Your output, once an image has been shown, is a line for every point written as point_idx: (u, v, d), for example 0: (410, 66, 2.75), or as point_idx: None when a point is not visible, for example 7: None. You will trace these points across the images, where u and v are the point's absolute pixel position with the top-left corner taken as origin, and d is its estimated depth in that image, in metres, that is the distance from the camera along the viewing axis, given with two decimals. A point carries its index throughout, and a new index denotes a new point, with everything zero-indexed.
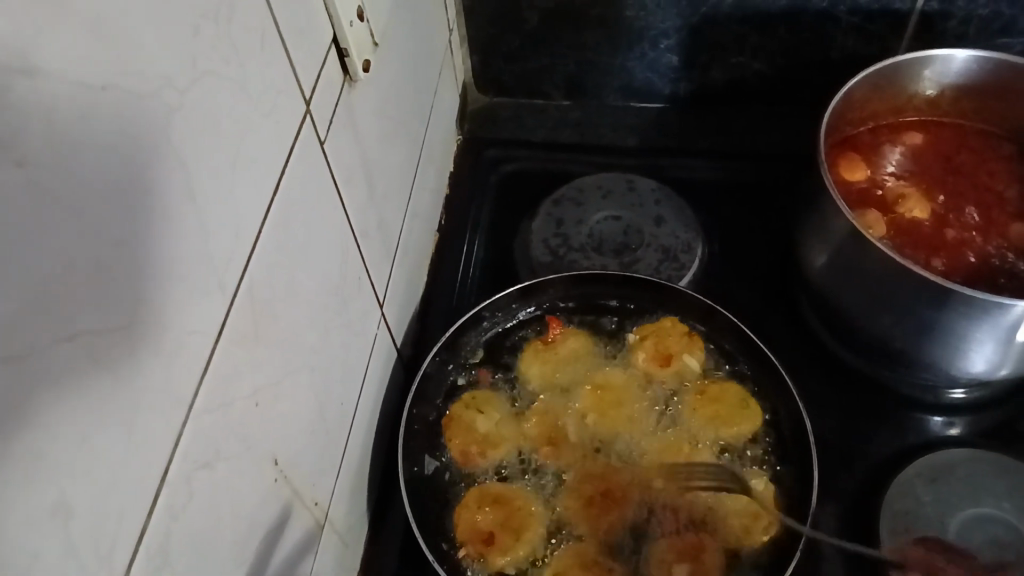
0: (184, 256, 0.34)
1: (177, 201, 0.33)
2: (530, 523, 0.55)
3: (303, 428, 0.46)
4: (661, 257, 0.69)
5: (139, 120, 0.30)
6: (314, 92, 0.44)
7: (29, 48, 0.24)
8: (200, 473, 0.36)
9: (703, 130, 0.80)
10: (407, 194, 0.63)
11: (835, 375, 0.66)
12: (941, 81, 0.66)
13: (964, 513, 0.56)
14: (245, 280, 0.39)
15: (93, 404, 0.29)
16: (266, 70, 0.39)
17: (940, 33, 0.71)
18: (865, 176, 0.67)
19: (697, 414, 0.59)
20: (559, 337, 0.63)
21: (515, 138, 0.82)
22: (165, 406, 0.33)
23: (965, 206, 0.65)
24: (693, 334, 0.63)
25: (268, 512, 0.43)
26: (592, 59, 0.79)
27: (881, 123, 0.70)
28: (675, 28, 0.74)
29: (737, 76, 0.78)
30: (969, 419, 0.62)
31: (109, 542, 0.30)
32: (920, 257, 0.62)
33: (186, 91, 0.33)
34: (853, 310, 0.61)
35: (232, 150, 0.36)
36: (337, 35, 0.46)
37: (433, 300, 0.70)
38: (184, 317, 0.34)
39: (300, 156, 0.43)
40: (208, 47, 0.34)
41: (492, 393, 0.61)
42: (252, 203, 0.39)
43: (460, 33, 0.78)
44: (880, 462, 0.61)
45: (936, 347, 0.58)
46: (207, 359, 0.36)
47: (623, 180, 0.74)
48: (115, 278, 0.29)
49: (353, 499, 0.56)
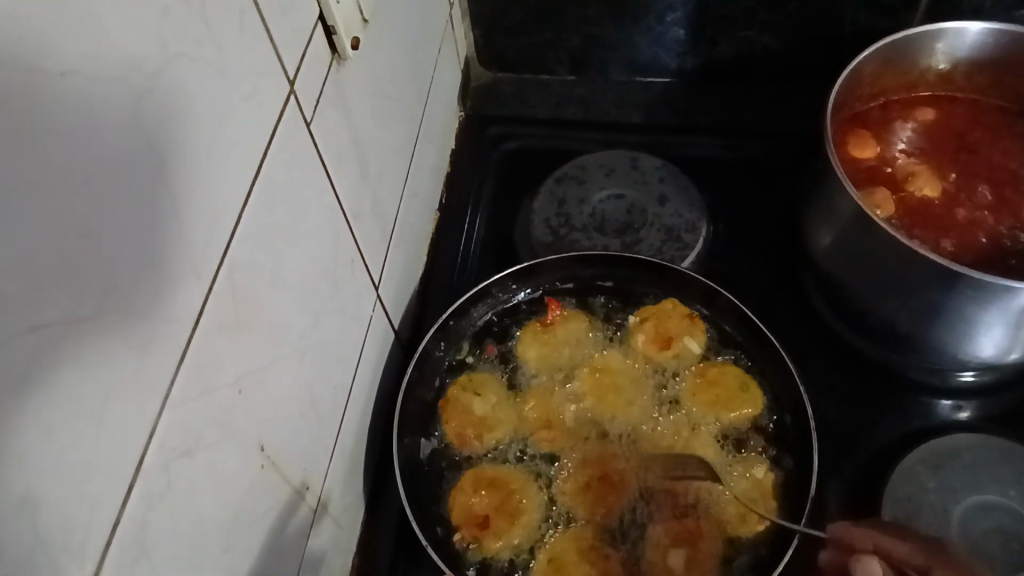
0: (159, 243, 0.33)
1: (149, 188, 0.32)
2: (527, 506, 0.54)
3: (292, 412, 0.46)
4: (664, 236, 0.68)
5: (106, 106, 0.29)
6: (298, 71, 0.43)
7: None
8: (178, 461, 0.35)
9: (711, 106, 0.78)
10: (404, 173, 0.62)
11: (841, 357, 0.65)
12: (955, 55, 0.64)
13: (969, 500, 0.55)
14: (225, 263, 0.38)
15: (59, 398, 0.28)
16: (244, 50, 0.38)
17: (955, 5, 0.69)
18: (874, 154, 0.65)
19: (697, 399, 0.58)
20: (558, 318, 0.62)
21: (518, 114, 0.80)
22: (140, 398, 0.33)
23: (977, 185, 0.63)
24: (694, 316, 0.62)
25: (255, 498, 0.43)
26: (597, 33, 0.77)
27: (891, 98, 0.68)
28: (681, 1, 0.73)
29: (746, 50, 0.76)
30: (977, 403, 0.61)
31: (79, 535, 0.30)
32: (928, 237, 0.60)
33: (157, 74, 0.32)
34: (859, 292, 0.60)
35: (208, 134, 0.35)
36: (323, 12, 0.45)
37: (432, 281, 0.69)
38: (160, 306, 0.33)
39: (284, 137, 0.42)
40: (179, 28, 0.33)
41: (488, 375, 0.61)
42: (233, 187, 0.38)
43: (462, 7, 0.77)
44: (885, 447, 0.60)
45: (943, 330, 0.57)
46: (184, 346, 0.35)
47: (627, 158, 0.73)
48: (82, 271, 0.29)
49: (348, 483, 0.55)
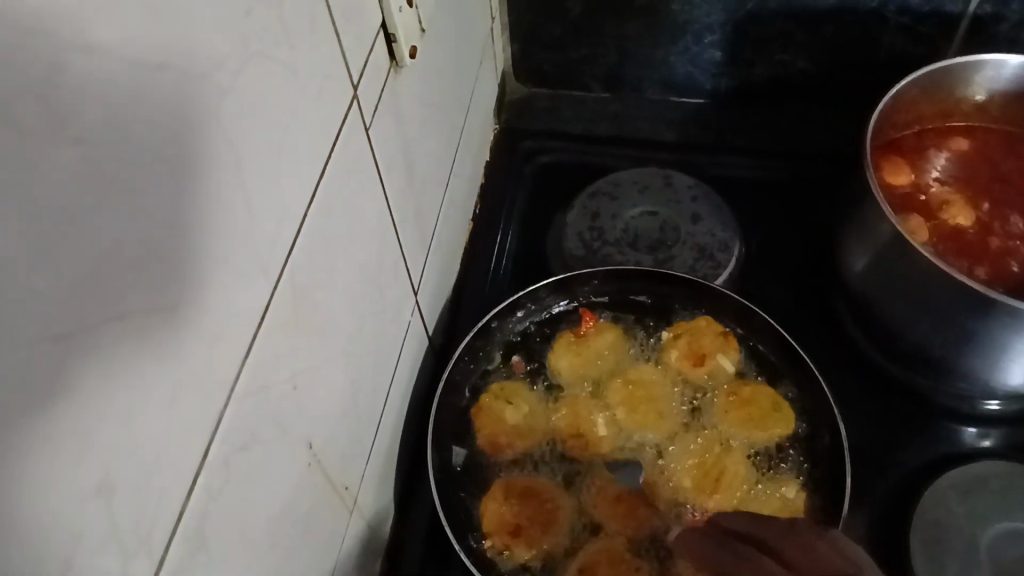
0: (231, 239, 0.34)
1: (225, 184, 0.33)
2: (558, 515, 0.55)
3: (337, 411, 0.46)
4: (696, 254, 0.69)
5: (193, 101, 0.30)
6: (360, 76, 0.44)
7: (89, 26, 0.24)
8: (238, 454, 0.36)
9: (743, 128, 0.79)
10: (444, 182, 0.63)
11: (870, 381, 0.65)
12: (992, 85, 0.65)
13: (998, 525, 0.56)
14: (288, 263, 0.39)
15: (139, 385, 0.29)
16: (316, 53, 0.38)
17: (992, 36, 0.70)
18: (909, 180, 0.66)
19: (728, 416, 0.59)
20: (592, 330, 0.63)
21: (552, 128, 0.81)
22: (208, 389, 0.33)
23: (1011, 214, 0.63)
24: (727, 333, 0.62)
25: (302, 497, 0.43)
26: (633, 51, 0.78)
27: (926, 127, 0.69)
28: (720, 23, 0.73)
29: (782, 73, 0.77)
30: (1003, 432, 0.62)
31: (149, 523, 0.30)
32: (962, 264, 0.61)
33: (239, 72, 0.32)
34: (893, 316, 0.60)
35: (279, 134, 0.36)
36: (385, 20, 0.46)
37: (465, 290, 0.70)
38: (229, 300, 0.34)
39: (345, 140, 0.43)
40: (261, 29, 0.34)
41: (521, 384, 0.61)
42: (298, 187, 0.39)
43: (502, 21, 0.78)
44: (911, 471, 0.60)
45: (976, 356, 0.57)
46: (248, 341, 0.36)
47: (661, 176, 0.74)
48: (163, 262, 0.29)
49: (382, 486, 0.56)
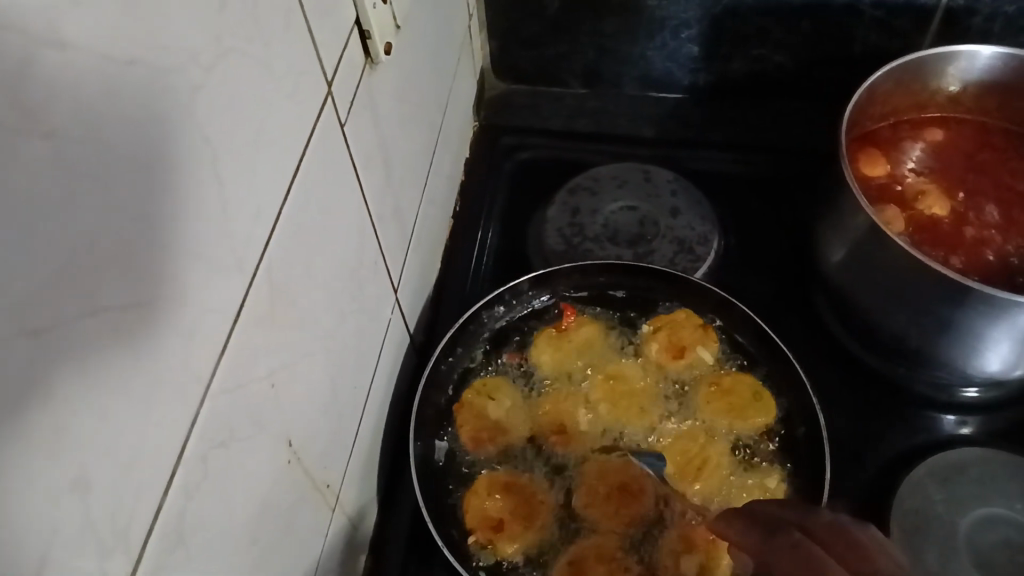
0: (206, 234, 0.34)
1: (199, 179, 0.32)
2: (541, 509, 0.55)
3: (316, 409, 0.46)
4: (676, 248, 0.69)
5: (165, 94, 0.30)
6: (335, 73, 0.44)
7: (59, 20, 0.24)
8: (215, 452, 0.36)
9: (721, 122, 0.80)
10: (424, 178, 0.63)
11: (849, 371, 0.65)
12: (966, 77, 0.66)
13: (976, 512, 0.57)
14: (264, 260, 0.39)
15: (114, 382, 0.29)
16: (289, 49, 0.38)
17: (964, 29, 0.70)
18: (885, 171, 0.67)
19: (710, 406, 0.59)
20: (573, 324, 0.63)
21: (532, 125, 0.82)
22: (184, 385, 0.33)
23: (985, 204, 0.64)
24: (707, 326, 0.63)
25: (281, 494, 0.43)
26: (611, 48, 0.79)
27: (902, 118, 0.69)
28: (697, 18, 0.74)
29: (759, 68, 0.77)
30: (981, 420, 0.62)
31: (126, 520, 0.30)
32: (938, 254, 0.61)
33: (212, 68, 0.32)
34: (871, 307, 0.61)
35: (254, 129, 0.36)
36: (360, 16, 0.46)
37: (446, 287, 0.70)
38: (205, 295, 0.34)
39: (320, 138, 0.43)
40: (234, 25, 0.33)
41: (503, 379, 0.61)
42: (273, 183, 0.39)
43: (480, 19, 0.78)
44: (892, 460, 0.61)
45: (953, 344, 0.57)
46: (224, 338, 0.36)
47: (640, 171, 0.74)
48: (137, 256, 0.29)
49: (363, 484, 0.55)
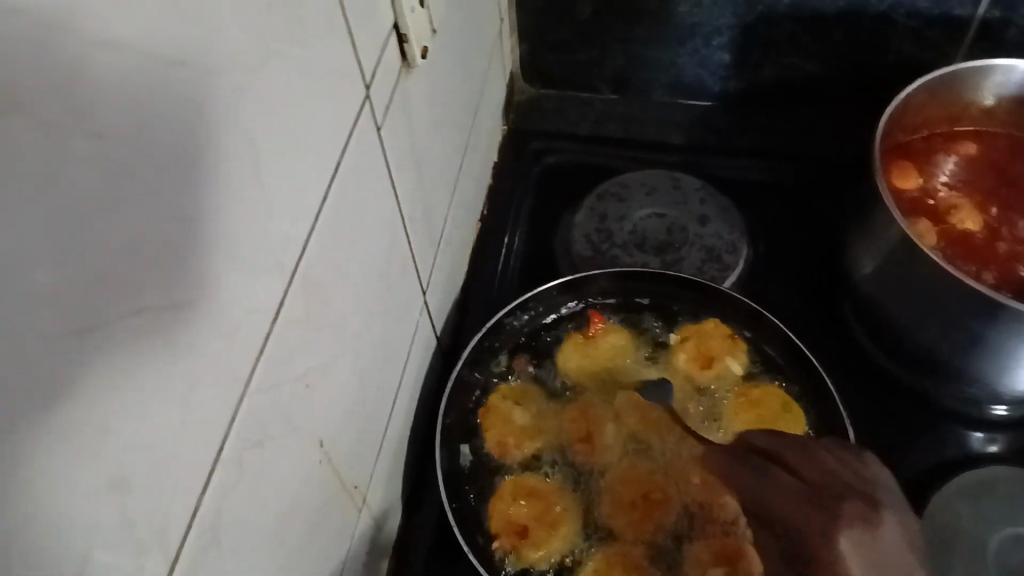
0: (246, 234, 0.34)
1: (240, 176, 0.32)
2: (566, 517, 0.55)
3: (347, 410, 0.46)
4: (704, 256, 0.69)
5: (210, 93, 0.30)
6: (373, 75, 0.44)
7: (110, 21, 0.24)
8: (251, 452, 0.36)
9: (751, 130, 0.79)
10: (454, 180, 0.63)
11: (875, 384, 0.65)
12: (1000, 91, 0.65)
13: (1005, 531, 0.56)
14: (301, 261, 0.39)
15: (155, 381, 0.29)
16: (330, 50, 0.38)
17: (999, 42, 0.70)
18: (917, 185, 0.66)
19: (738, 418, 0.59)
20: (600, 332, 0.63)
21: (560, 130, 0.82)
22: (222, 384, 0.33)
23: (1019, 219, 0.63)
24: (736, 336, 0.63)
25: (312, 495, 0.43)
26: (641, 54, 0.78)
27: (935, 131, 0.69)
28: (729, 26, 0.73)
29: (789, 76, 0.77)
30: (1010, 436, 0.62)
31: (164, 518, 0.30)
32: (969, 269, 0.61)
33: (256, 69, 0.32)
34: (901, 320, 0.60)
35: (295, 131, 0.36)
36: (399, 19, 0.46)
37: (473, 291, 0.70)
38: (243, 296, 0.34)
39: (358, 140, 0.43)
40: (277, 26, 0.34)
41: (530, 385, 0.61)
42: (311, 184, 0.39)
43: (510, 22, 0.78)
44: (919, 475, 0.60)
45: (984, 360, 0.57)
46: (262, 338, 0.36)
47: (669, 178, 0.74)
48: (178, 256, 0.29)
49: (389, 486, 0.56)
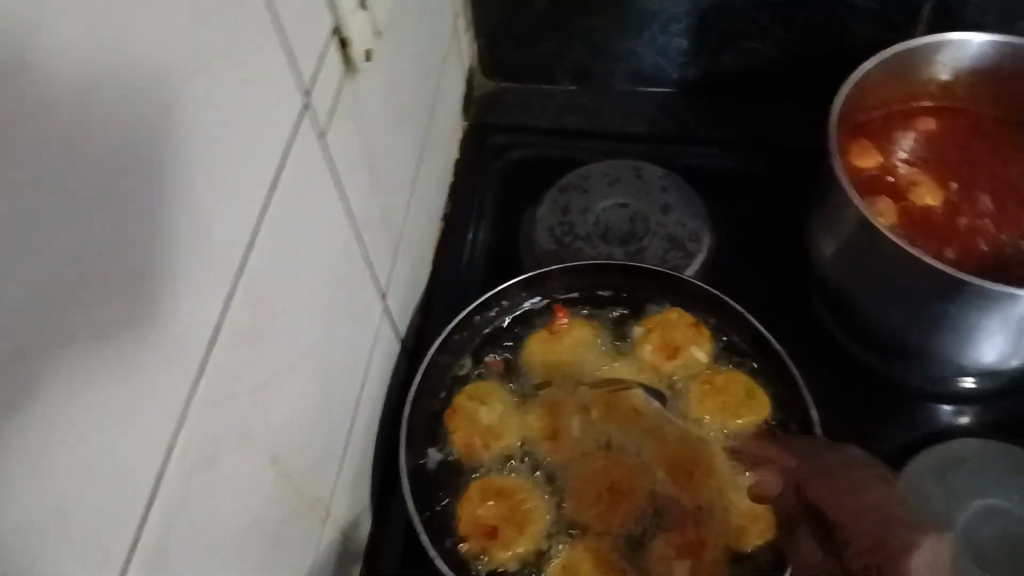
0: (188, 252, 0.33)
1: (183, 194, 0.32)
2: (534, 515, 0.54)
3: (304, 422, 0.46)
4: (667, 245, 0.69)
5: (149, 112, 0.29)
6: (316, 84, 0.43)
7: (35, 45, 0.24)
8: (201, 470, 0.36)
9: (713, 117, 0.79)
10: (410, 181, 0.63)
11: (847, 367, 0.65)
12: (957, 66, 0.65)
13: (973, 504, 0.57)
14: (246, 269, 0.38)
15: (99, 405, 0.28)
16: (270, 60, 0.38)
17: (956, 19, 0.70)
18: (876, 162, 0.66)
19: (704, 406, 0.58)
20: (564, 326, 0.62)
21: (523, 123, 0.81)
22: (167, 405, 0.33)
23: (979, 194, 0.63)
24: (699, 324, 0.62)
25: (270, 510, 0.43)
26: (601, 44, 0.78)
27: (895, 108, 0.68)
28: (687, 13, 0.73)
29: (750, 61, 0.77)
30: (979, 409, 0.62)
31: (109, 539, 0.30)
32: (930, 247, 0.61)
33: (195, 85, 0.32)
34: (866, 303, 0.60)
35: (237, 144, 0.36)
36: (339, 26, 0.45)
37: (437, 291, 0.70)
38: (187, 313, 0.33)
39: (302, 148, 0.42)
40: (215, 40, 0.33)
41: (495, 385, 0.60)
42: (255, 193, 0.38)
43: (467, 18, 0.77)
44: (888, 455, 0.61)
45: (951, 339, 0.57)
46: (205, 350, 0.35)
47: (630, 167, 0.73)
48: (122, 279, 0.29)
49: (355, 493, 0.55)
